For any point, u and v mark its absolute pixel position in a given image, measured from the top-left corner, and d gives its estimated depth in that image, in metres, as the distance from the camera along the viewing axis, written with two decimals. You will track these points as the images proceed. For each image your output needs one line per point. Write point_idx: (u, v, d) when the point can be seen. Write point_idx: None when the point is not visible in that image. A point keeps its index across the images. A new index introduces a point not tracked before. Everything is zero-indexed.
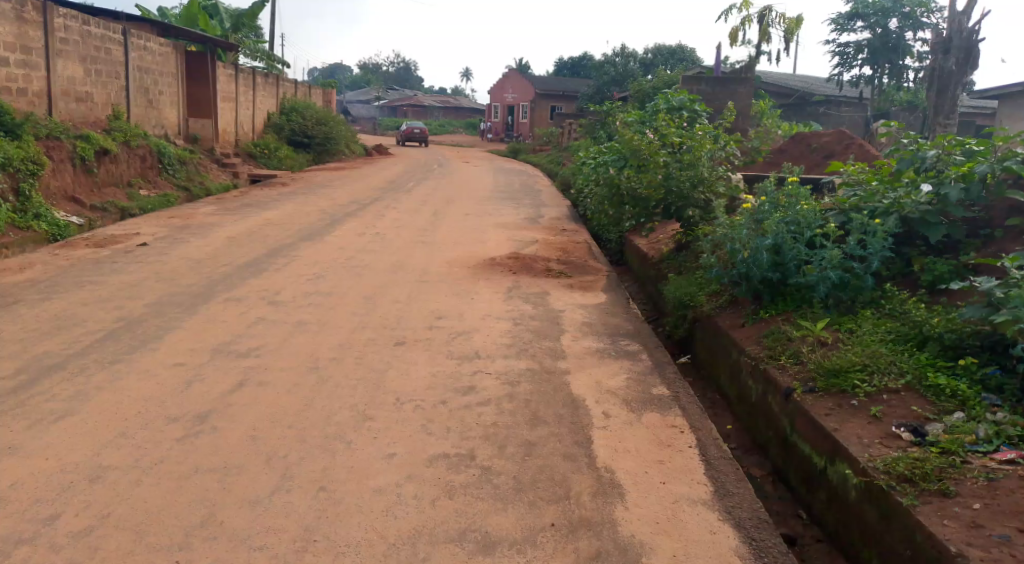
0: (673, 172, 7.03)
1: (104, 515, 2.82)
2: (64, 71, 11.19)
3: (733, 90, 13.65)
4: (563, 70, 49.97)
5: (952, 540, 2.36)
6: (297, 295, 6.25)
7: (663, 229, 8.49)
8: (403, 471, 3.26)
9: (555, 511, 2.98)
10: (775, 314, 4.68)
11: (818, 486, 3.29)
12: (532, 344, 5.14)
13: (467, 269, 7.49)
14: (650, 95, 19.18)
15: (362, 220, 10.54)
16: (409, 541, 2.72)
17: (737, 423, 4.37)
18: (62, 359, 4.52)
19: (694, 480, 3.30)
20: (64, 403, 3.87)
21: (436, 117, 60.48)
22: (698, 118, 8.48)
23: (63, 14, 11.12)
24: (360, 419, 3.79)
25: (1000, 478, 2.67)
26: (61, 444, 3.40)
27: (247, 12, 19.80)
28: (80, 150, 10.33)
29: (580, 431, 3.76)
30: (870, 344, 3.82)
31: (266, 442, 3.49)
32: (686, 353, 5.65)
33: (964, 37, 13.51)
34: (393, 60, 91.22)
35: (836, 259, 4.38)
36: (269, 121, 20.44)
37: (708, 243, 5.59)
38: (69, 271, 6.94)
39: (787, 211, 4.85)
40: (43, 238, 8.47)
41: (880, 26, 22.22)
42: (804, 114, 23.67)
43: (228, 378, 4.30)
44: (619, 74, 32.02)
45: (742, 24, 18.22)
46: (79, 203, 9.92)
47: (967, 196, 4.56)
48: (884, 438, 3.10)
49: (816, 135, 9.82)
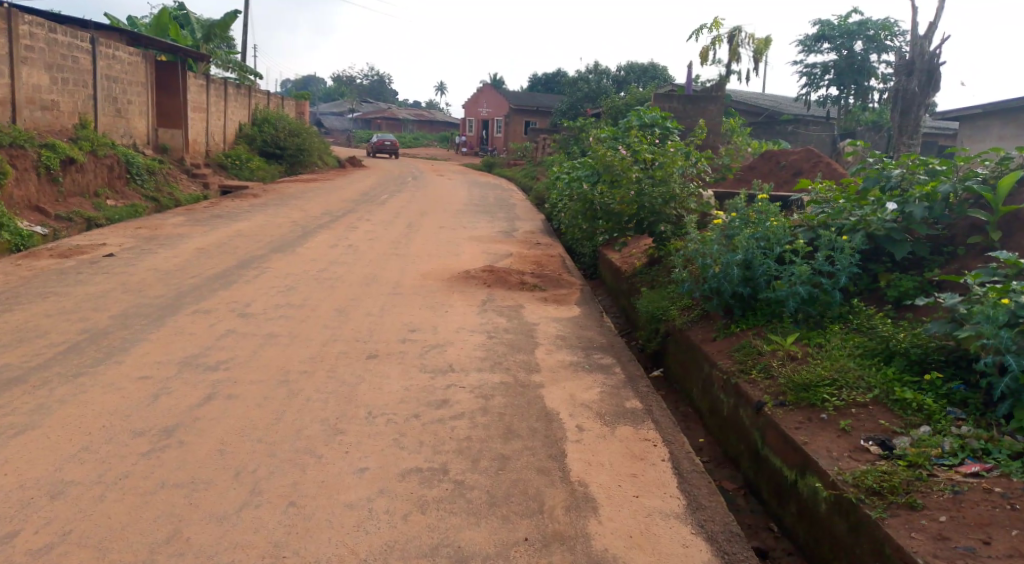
0: (645, 188, 7.11)
1: (64, 533, 2.72)
2: (29, 79, 10.96)
3: (704, 108, 13.89)
4: (537, 86, 50.39)
5: (919, 552, 2.40)
6: (268, 307, 6.16)
7: (636, 243, 8.57)
8: (375, 485, 3.22)
9: (529, 525, 2.96)
10: (746, 328, 4.74)
11: (788, 499, 3.33)
12: (506, 357, 5.13)
13: (441, 282, 7.46)
14: (623, 112, 19.43)
15: (335, 232, 10.46)
16: (381, 557, 2.68)
17: (709, 436, 4.41)
18: (22, 372, 4.39)
19: (667, 493, 3.31)
20: (24, 417, 3.75)
21: (410, 130, 60.49)
22: (670, 134, 8.60)
23: (29, 21, 10.91)
24: (331, 432, 3.73)
25: (965, 491, 2.72)
26: (19, 459, 3.29)
27: (220, 23, 19.65)
28: (45, 158, 10.10)
29: (554, 445, 3.75)
30: (838, 358, 3.89)
31: (235, 456, 3.42)
32: (659, 367, 5.69)
33: (926, 60, 14.00)
34: (368, 73, 91.22)
35: (806, 274, 4.46)
36: (241, 132, 20.24)
37: (680, 257, 5.65)
38: (31, 282, 6.76)
39: (757, 227, 4.93)
40: (5, 247, 8.25)
41: (845, 48, 22.86)
42: (773, 133, 24.18)
43: (196, 391, 4.21)
44: (593, 91, 32.40)
45: (712, 44, 18.59)
46: (43, 213, 9.69)
47: (931, 215, 4.69)
48: (853, 451, 3.14)
49: (785, 153, 10.02)
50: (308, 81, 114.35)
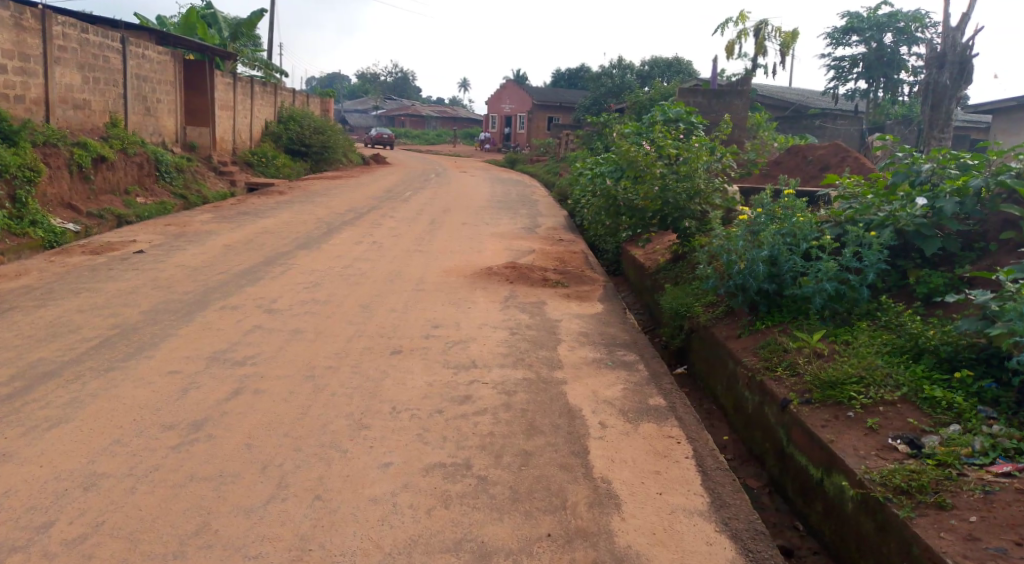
0: (670, 183, 7.04)
1: (98, 523, 2.79)
2: (62, 78, 11.21)
3: (729, 103, 13.75)
4: (560, 81, 50.29)
5: (948, 553, 2.37)
6: (293, 303, 6.23)
7: (660, 240, 8.52)
8: (399, 480, 3.25)
9: (552, 521, 2.97)
10: (771, 325, 4.69)
11: (814, 497, 3.30)
12: (529, 354, 5.14)
13: (464, 278, 7.50)
14: (646, 106, 19.32)
15: (360, 229, 10.55)
16: (405, 551, 2.71)
17: (734, 433, 4.38)
18: (56, 366, 4.50)
19: (691, 490, 3.30)
20: (58, 411, 3.84)
21: (433, 127, 60.66)
22: (694, 129, 8.51)
23: (61, 22, 11.15)
24: (356, 427, 3.78)
25: (997, 490, 2.67)
26: (55, 451, 3.38)
27: (246, 22, 19.90)
28: (77, 157, 10.31)
29: (577, 441, 3.76)
30: (866, 355, 3.83)
31: (262, 450, 3.48)
32: (683, 364, 5.66)
33: (958, 52, 13.70)
34: (391, 71, 92.02)
35: (833, 271, 4.39)
36: (267, 130, 20.49)
37: (704, 254, 5.60)
38: (66, 278, 6.92)
39: (783, 223, 4.86)
40: (39, 244, 8.46)
41: (874, 40, 22.40)
42: (799, 127, 23.86)
43: (224, 386, 4.28)
44: (616, 86, 32.19)
45: (739, 37, 18.39)
46: (75, 210, 9.90)
47: (961, 210, 4.58)
48: (880, 450, 3.10)
49: (811, 147, 9.89)
50: (331, 78, 115.42)
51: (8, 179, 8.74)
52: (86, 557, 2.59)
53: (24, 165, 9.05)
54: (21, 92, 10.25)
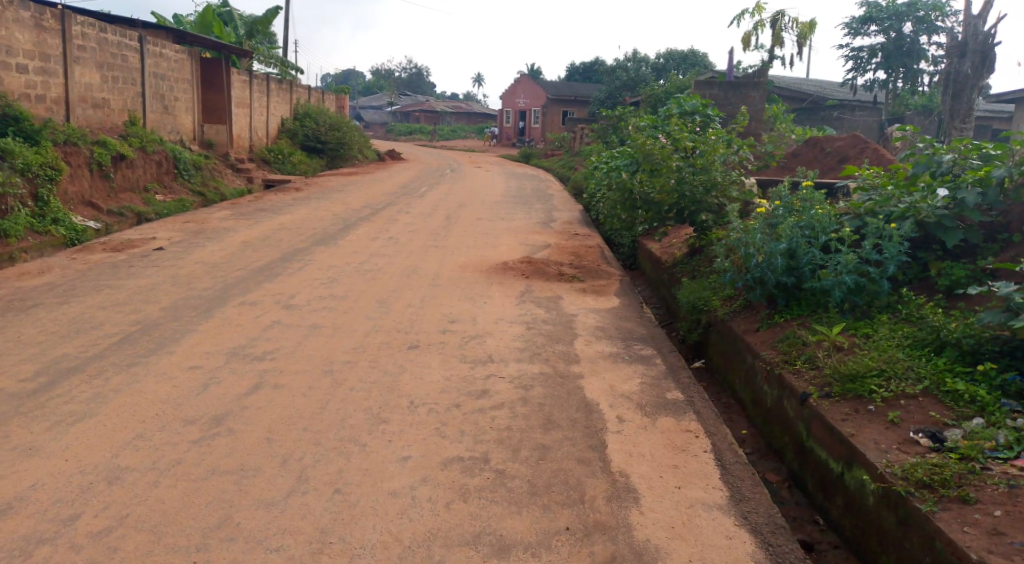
0: (686, 176, 6.98)
1: (123, 515, 2.84)
2: (82, 77, 11.33)
3: (745, 95, 13.66)
4: (575, 76, 50.14)
5: (972, 547, 2.34)
6: (311, 299, 6.27)
7: (676, 233, 8.48)
8: (417, 474, 3.27)
9: (569, 515, 2.97)
10: (790, 319, 4.65)
11: (834, 492, 3.27)
12: (545, 349, 5.13)
13: (480, 273, 7.51)
14: (662, 99, 19.19)
15: (376, 224, 10.60)
16: (424, 543, 2.73)
17: (752, 427, 4.35)
18: (79, 362, 4.57)
19: (709, 484, 3.28)
20: (82, 406, 3.91)
21: (448, 122, 60.64)
22: (711, 122, 8.44)
23: (80, 22, 11.26)
24: (374, 422, 3.80)
25: (1021, 484, 2.64)
26: (80, 445, 3.44)
27: (261, 19, 20.02)
28: (97, 155, 10.44)
29: (594, 435, 3.76)
30: (886, 348, 3.79)
31: (282, 443, 3.52)
32: (701, 358, 5.63)
33: (979, 41, 13.38)
34: (406, 67, 92.44)
35: (852, 263, 4.35)
36: (283, 128, 20.62)
37: (721, 246, 5.56)
38: (89, 274, 7.04)
39: (801, 215, 4.81)
40: (60, 241, 8.59)
41: (893, 30, 22.08)
42: (817, 119, 23.56)
43: (244, 381, 4.33)
44: (631, 79, 32.00)
45: (755, 28, 18.20)
46: (96, 208, 10.04)
47: (984, 201, 4.51)
48: (902, 444, 3.07)
49: (830, 139, 9.81)
50: (346, 75, 116.00)
51: (30, 178, 8.87)
52: (111, 551, 2.62)
53: (46, 164, 9.19)
54: (41, 91, 10.41)
